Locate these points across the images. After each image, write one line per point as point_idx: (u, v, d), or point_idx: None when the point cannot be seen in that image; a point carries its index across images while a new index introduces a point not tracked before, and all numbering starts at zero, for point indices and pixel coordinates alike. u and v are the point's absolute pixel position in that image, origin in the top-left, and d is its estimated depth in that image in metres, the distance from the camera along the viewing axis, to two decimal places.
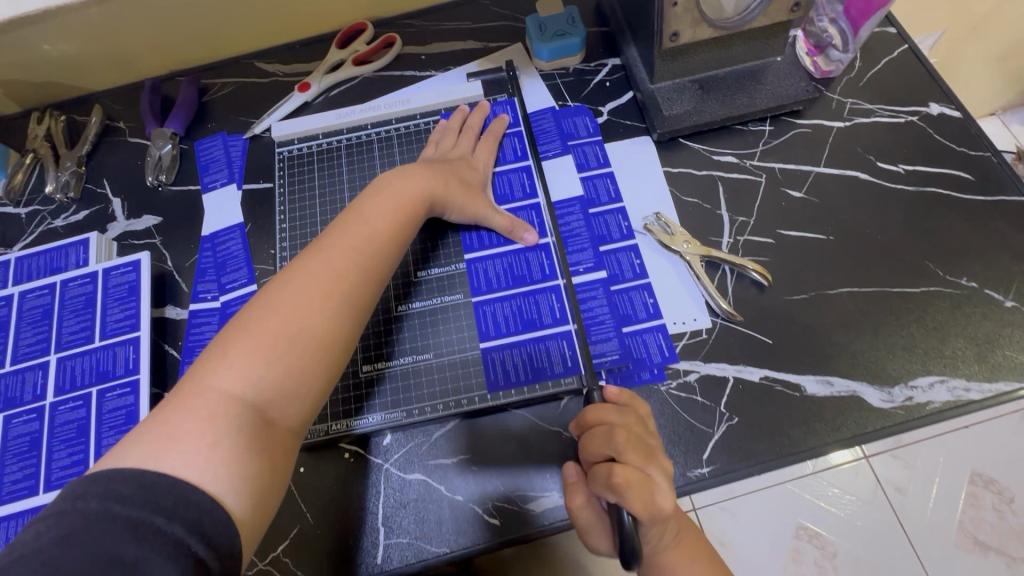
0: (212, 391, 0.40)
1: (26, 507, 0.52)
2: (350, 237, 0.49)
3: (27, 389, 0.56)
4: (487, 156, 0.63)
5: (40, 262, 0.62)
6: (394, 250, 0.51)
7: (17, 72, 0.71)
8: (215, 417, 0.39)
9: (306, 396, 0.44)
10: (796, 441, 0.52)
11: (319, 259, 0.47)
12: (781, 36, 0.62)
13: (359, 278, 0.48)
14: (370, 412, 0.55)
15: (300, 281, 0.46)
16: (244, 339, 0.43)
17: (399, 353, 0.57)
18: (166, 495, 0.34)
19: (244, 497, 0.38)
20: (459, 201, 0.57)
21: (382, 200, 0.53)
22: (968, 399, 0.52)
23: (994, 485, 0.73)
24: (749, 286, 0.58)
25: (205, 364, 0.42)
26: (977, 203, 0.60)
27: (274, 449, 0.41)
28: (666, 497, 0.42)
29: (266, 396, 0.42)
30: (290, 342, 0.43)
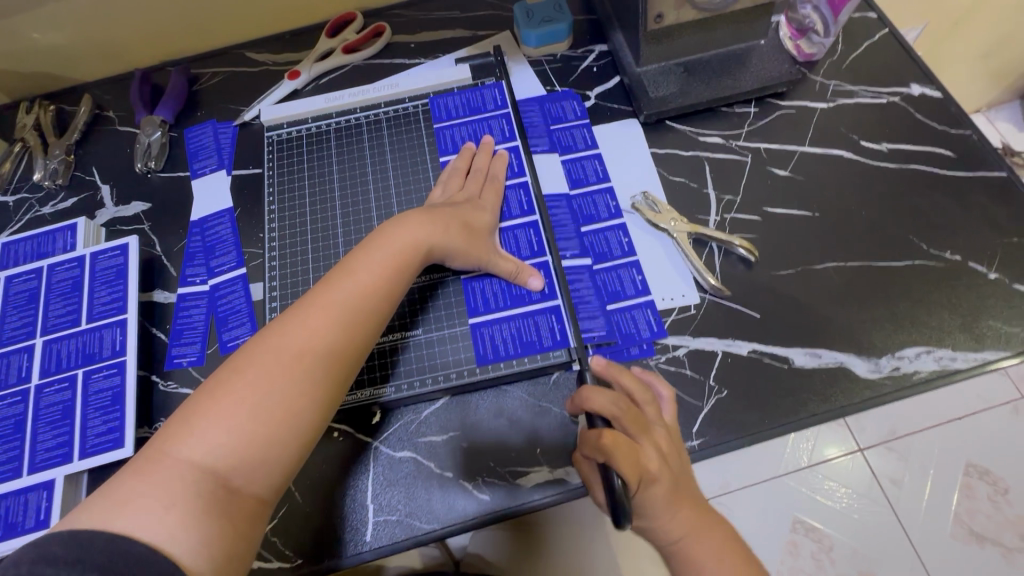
0: (174, 460, 0.39)
1: (10, 488, 0.51)
2: (332, 291, 0.47)
3: (12, 372, 0.56)
4: (495, 198, 0.59)
5: (27, 247, 0.62)
6: (382, 303, 0.48)
7: (6, 61, 0.71)
8: (172, 486, 0.38)
9: (274, 466, 0.42)
10: (783, 413, 0.52)
11: (299, 314, 0.45)
12: (763, 19, 0.64)
13: (337, 335, 0.45)
14: (394, 382, 0.54)
15: (279, 347, 0.44)
16: (212, 405, 0.41)
17: (426, 323, 0.56)
18: (100, 552, 0.34)
19: (200, 562, 0.36)
20: (461, 246, 0.54)
21: (373, 247, 0.50)
22: (954, 369, 0.52)
23: (985, 477, 1.09)
24: (736, 263, 0.58)
25: (173, 426, 0.41)
26: (959, 179, 0.61)
27: (236, 518, 0.39)
28: (653, 462, 0.45)
29: (230, 465, 0.40)
30: (259, 405, 0.41)
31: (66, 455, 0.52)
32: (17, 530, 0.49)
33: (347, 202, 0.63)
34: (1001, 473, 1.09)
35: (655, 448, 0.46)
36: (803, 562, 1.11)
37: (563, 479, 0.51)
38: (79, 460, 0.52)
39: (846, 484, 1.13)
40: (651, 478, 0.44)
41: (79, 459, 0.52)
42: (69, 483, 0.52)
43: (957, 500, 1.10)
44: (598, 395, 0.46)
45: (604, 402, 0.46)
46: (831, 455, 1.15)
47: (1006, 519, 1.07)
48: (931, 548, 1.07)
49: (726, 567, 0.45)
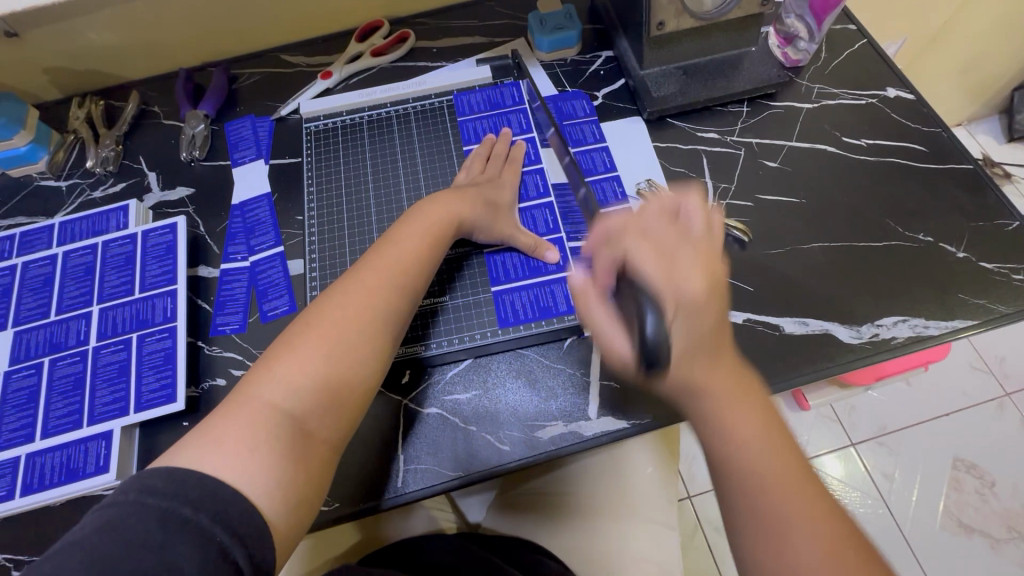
0: (257, 403, 0.46)
1: (71, 438, 0.56)
2: (384, 261, 0.55)
3: (71, 336, 0.61)
4: (513, 176, 0.66)
5: (83, 225, 0.68)
6: (424, 271, 0.56)
7: (63, 59, 0.77)
8: (256, 425, 0.45)
9: (341, 409, 0.49)
10: (776, 374, 0.58)
11: (357, 280, 0.53)
12: (753, 29, 0.71)
13: (390, 296, 0.53)
14: (434, 342, 0.60)
15: (338, 305, 0.51)
16: (288, 356, 0.48)
17: (454, 290, 0.62)
18: (194, 487, 0.39)
19: (278, 503, 0.43)
20: (487, 221, 0.61)
21: (413, 224, 0.58)
22: (927, 335, 0.58)
23: (973, 471, 1.17)
24: (732, 243, 0.65)
25: (253, 377, 0.48)
26: (930, 171, 0.67)
27: (309, 459, 0.46)
28: (694, 287, 0.43)
29: (304, 408, 0.47)
30: (327, 355, 0.49)
31: (123, 409, 0.57)
32: (79, 475, 0.54)
33: (379, 187, 0.70)
34: (984, 466, 1.17)
35: (688, 287, 0.43)
36: None
37: (576, 432, 0.56)
38: (135, 413, 0.57)
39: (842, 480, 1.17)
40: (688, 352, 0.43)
41: (135, 412, 0.57)
42: (124, 434, 0.57)
43: (946, 493, 1.15)
44: (606, 256, 0.46)
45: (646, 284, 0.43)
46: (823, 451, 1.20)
47: (994, 511, 1.13)
48: (920, 537, 1.12)
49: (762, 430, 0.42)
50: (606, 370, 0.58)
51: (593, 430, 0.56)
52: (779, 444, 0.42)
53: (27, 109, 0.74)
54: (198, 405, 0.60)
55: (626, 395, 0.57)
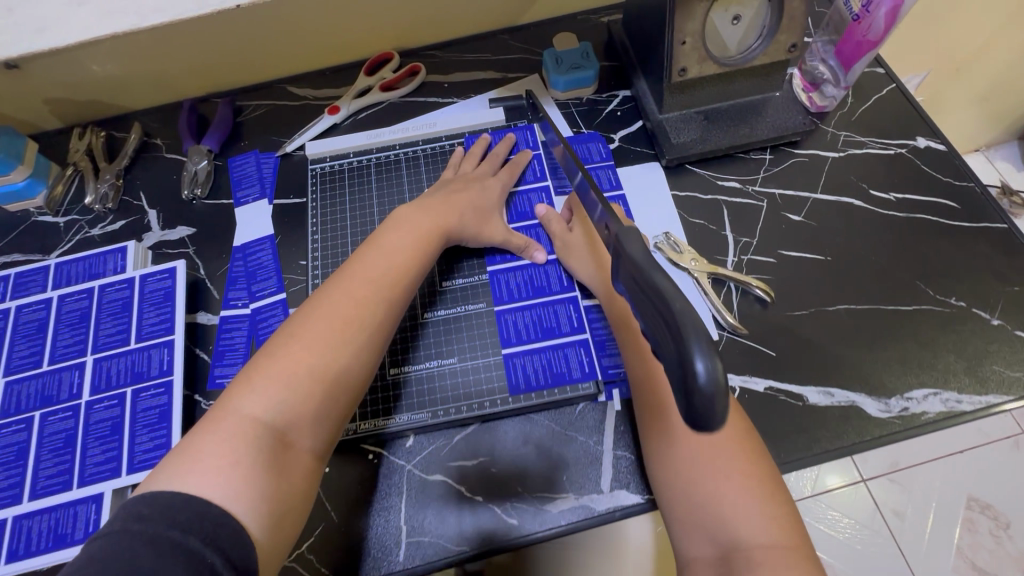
0: (237, 416, 0.45)
1: (59, 501, 0.53)
2: (367, 271, 0.54)
3: (63, 388, 0.59)
4: (509, 176, 0.67)
5: (79, 267, 0.66)
6: (411, 282, 0.55)
7: (64, 90, 0.75)
8: (236, 438, 0.44)
9: (323, 420, 0.48)
10: (801, 448, 0.55)
11: (340, 291, 0.52)
12: (780, 73, 0.68)
13: (374, 308, 0.52)
14: (396, 414, 0.57)
15: (322, 314, 0.50)
16: (268, 369, 0.47)
17: (438, 307, 0.62)
18: (181, 510, 0.38)
19: (262, 517, 0.42)
20: (472, 228, 0.62)
21: (399, 234, 0.58)
22: (960, 411, 0.55)
23: (988, 511, 1.12)
24: (753, 302, 0.62)
25: (234, 391, 0.47)
26: (963, 229, 0.64)
27: (291, 470, 0.46)
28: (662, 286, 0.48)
29: (284, 421, 0.46)
30: (307, 367, 0.47)
31: (115, 470, 0.55)
32: (67, 542, 0.52)
33: None
34: (999, 508, 1.12)
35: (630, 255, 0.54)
36: None
37: (587, 506, 0.53)
38: (127, 475, 0.54)
39: (847, 515, 1.15)
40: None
41: (127, 474, 0.54)
42: (116, 497, 0.54)
43: (958, 534, 1.11)
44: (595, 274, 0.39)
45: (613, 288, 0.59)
46: (832, 484, 1.17)
47: (1009, 555, 1.08)
48: None
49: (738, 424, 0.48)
50: (620, 439, 0.55)
51: (606, 504, 0.53)
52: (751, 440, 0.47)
53: (25, 143, 0.71)
54: None
55: (639, 466, 0.54)
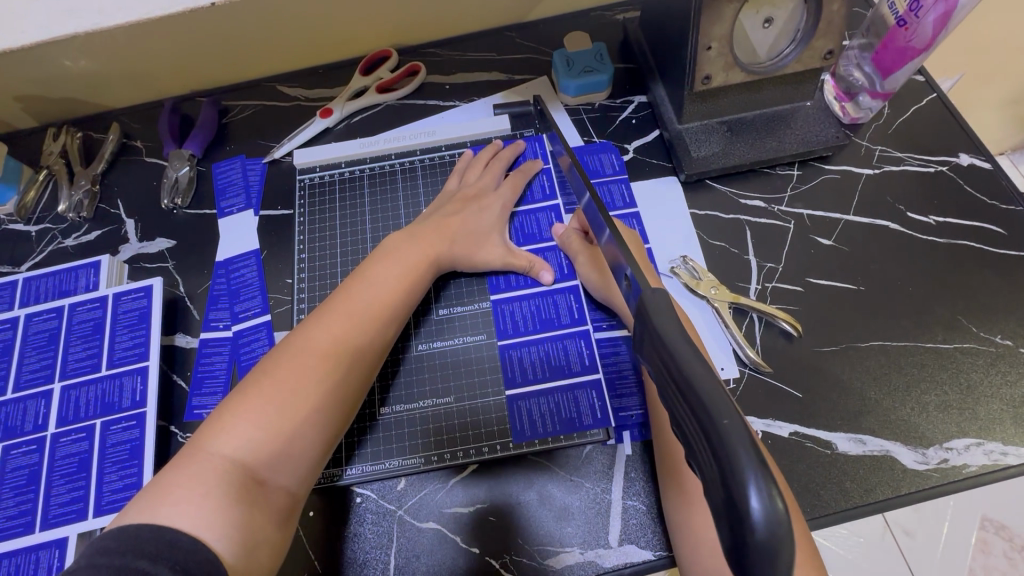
0: (208, 452, 0.40)
1: (20, 545, 0.49)
2: (355, 298, 0.50)
3: (28, 419, 0.54)
4: (512, 190, 0.62)
5: (49, 284, 0.61)
6: (399, 309, 0.52)
7: (36, 87, 0.70)
8: (207, 477, 0.39)
9: (302, 458, 0.43)
10: (829, 502, 0.50)
11: (324, 318, 0.48)
12: (813, 81, 0.62)
13: (359, 337, 0.48)
14: (358, 462, 0.53)
15: (304, 343, 0.46)
16: (243, 402, 0.42)
17: (427, 336, 0.58)
18: (149, 540, 0.34)
19: (235, 552, 0.37)
20: (466, 254, 0.58)
21: (390, 258, 0.54)
22: (1005, 465, 0.50)
23: (1003, 533, 1.03)
24: (778, 336, 0.57)
25: (207, 426, 0.42)
26: (1010, 258, 0.59)
27: (267, 509, 0.41)
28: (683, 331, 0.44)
29: (258, 459, 0.41)
30: (286, 401, 0.43)
31: (81, 512, 0.50)
32: None
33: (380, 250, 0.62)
34: (1015, 528, 1.03)
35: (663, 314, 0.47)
36: None
37: (594, 562, 0.49)
38: (94, 517, 0.50)
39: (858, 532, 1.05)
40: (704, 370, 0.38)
41: (93, 517, 0.50)
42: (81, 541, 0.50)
43: (971, 554, 1.02)
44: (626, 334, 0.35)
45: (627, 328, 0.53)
46: None
47: None
48: None
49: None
50: (630, 488, 0.51)
51: (614, 561, 0.48)
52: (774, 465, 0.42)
53: None
54: None
55: (653, 518, 0.50)
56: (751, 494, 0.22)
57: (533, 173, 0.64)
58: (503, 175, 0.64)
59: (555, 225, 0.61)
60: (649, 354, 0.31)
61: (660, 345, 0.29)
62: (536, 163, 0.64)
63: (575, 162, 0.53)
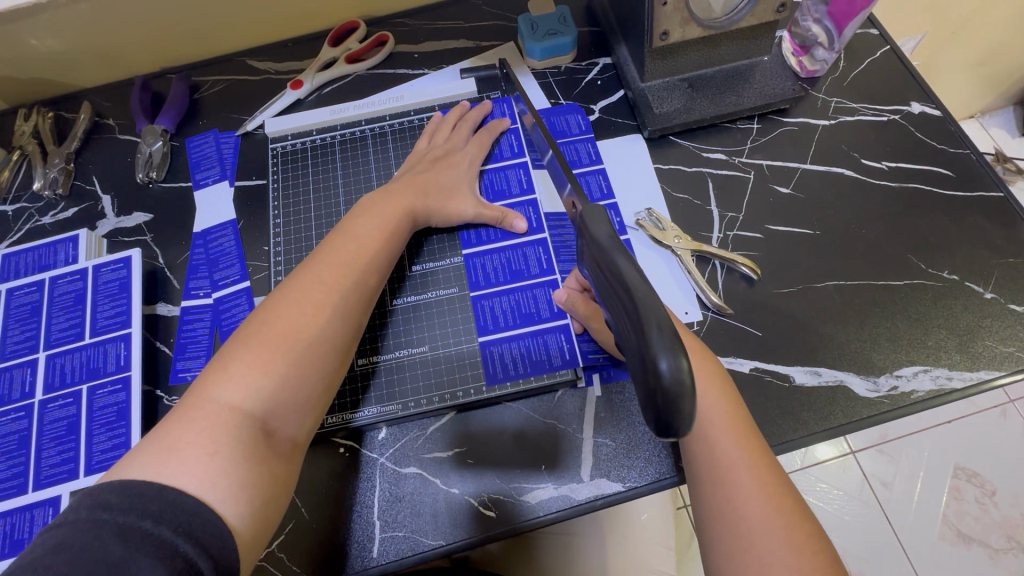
0: (212, 404, 0.41)
1: (14, 505, 0.51)
2: (340, 253, 0.51)
3: (15, 388, 0.56)
4: (479, 149, 0.64)
5: (28, 258, 0.62)
6: (383, 263, 0.53)
7: (3, 68, 0.70)
8: (214, 428, 0.40)
9: (305, 405, 0.45)
10: (786, 430, 0.53)
11: (313, 274, 0.49)
12: (768, 36, 0.64)
13: (350, 292, 0.49)
14: (349, 414, 0.55)
15: (295, 297, 0.47)
16: (243, 355, 0.44)
17: (405, 292, 0.60)
18: (153, 499, 0.36)
19: (242, 510, 0.39)
20: (441, 206, 0.59)
21: (371, 214, 0.55)
22: (951, 388, 0.53)
23: (976, 480, 1.08)
24: (739, 280, 0.59)
25: (206, 379, 0.43)
26: (957, 198, 0.62)
27: (274, 460, 0.42)
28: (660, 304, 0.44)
29: (265, 408, 0.43)
30: (285, 352, 0.44)
31: (72, 471, 0.52)
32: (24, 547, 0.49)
33: None
34: (986, 474, 1.08)
35: None
36: None
37: (567, 496, 0.51)
38: (85, 476, 0.52)
39: (836, 486, 1.10)
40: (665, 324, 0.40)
41: (85, 475, 0.52)
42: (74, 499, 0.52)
43: (945, 501, 1.07)
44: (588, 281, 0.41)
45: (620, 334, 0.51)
46: (823, 457, 1.12)
47: (993, 520, 1.04)
48: (919, 549, 1.04)
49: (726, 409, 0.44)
50: (601, 427, 0.53)
51: (587, 494, 0.51)
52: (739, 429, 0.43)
53: None
54: None
55: (623, 453, 0.52)
56: (660, 355, 0.29)
57: (499, 132, 0.66)
58: (470, 137, 0.65)
59: (519, 224, 0.60)
60: (592, 261, 0.38)
61: (593, 249, 0.38)
62: (505, 124, 0.66)
63: (538, 120, 0.55)
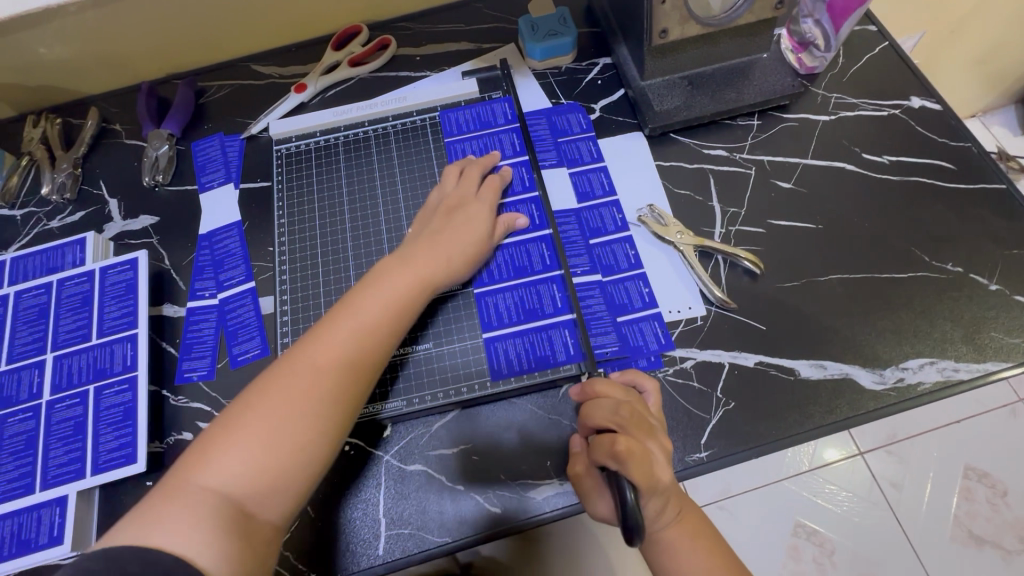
0: (194, 486, 0.41)
1: (21, 505, 0.51)
2: (339, 329, 0.48)
3: (23, 389, 0.56)
4: (493, 194, 0.60)
5: (36, 261, 0.62)
6: (386, 340, 0.50)
7: (14, 76, 0.71)
8: (193, 512, 0.40)
9: (290, 492, 0.43)
10: (792, 424, 0.53)
11: (307, 355, 0.47)
12: (766, 33, 0.64)
13: (346, 373, 0.47)
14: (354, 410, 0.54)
15: (286, 381, 0.45)
16: (229, 436, 0.43)
17: (428, 336, 0.57)
18: None
19: None
20: (459, 265, 0.56)
21: (376, 283, 0.52)
22: (958, 380, 0.53)
23: (987, 479, 1.06)
24: (742, 275, 0.59)
25: (196, 457, 0.43)
26: (959, 190, 0.62)
27: (256, 544, 0.41)
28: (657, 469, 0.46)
29: (245, 495, 0.42)
30: (270, 438, 0.43)
31: (78, 471, 0.52)
32: (30, 547, 0.49)
33: (357, 213, 0.64)
34: (997, 474, 1.07)
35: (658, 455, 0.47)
36: (806, 569, 1.04)
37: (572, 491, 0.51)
38: (91, 476, 0.52)
39: (846, 487, 1.08)
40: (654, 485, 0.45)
41: (92, 475, 0.52)
42: (80, 499, 0.52)
43: (956, 501, 1.05)
44: (600, 409, 0.47)
45: (604, 414, 0.47)
46: (831, 457, 1.11)
47: (1006, 521, 1.03)
48: (932, 550, 1.02)
49: (704, 557, 0.48)
50: None
51: None
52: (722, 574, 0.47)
53: None
54: (162, 462, 0.55)
55: None
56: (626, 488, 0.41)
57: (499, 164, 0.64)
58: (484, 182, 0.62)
59: (517, 219, 0.60)
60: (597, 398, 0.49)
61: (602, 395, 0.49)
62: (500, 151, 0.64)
63: None
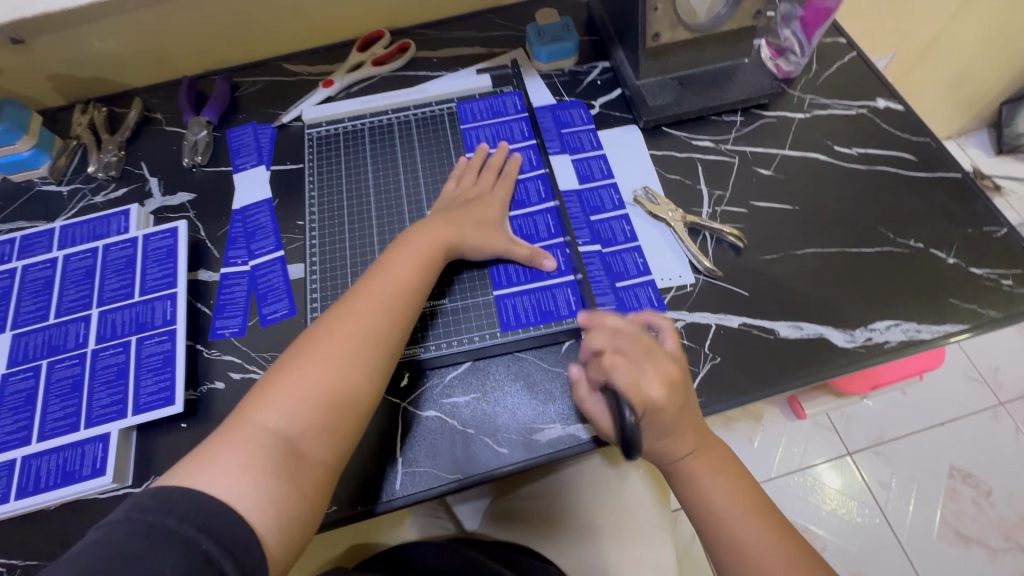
0: (251, 424, 0.46)
1: (66, 441, 0.56)
2: (373, 286, 0.54)
3: (70, 338, 0.61)
4: (506, 192, 0.67)
5: (84, 229, 0.68)
6: (415, 296, 0.56)
7: (69, 68, 0.79)
8: (250, 447, 0.45)
9: (335, 429, 0.48)
10: (771, 376, 0.58)
11: (347, 306, 0.53)
12: (747, 40, 0.73)
13: (380, 321, 0.52)
14: None
15: (329, 328, 0.51)
16: (281, 379, 0.48)
17: (451, 293, 0.63)
18: None
19: (269, 523, 0.43)
20: (477, 239, 0.61)
21: (405, 248, 0.58)
22: (921, 339, 0.59)
23: (970, 480, 1.12)
24: (726, 249, 0.66)
25: (249, 402, 0.47)
26: (920, 178, 0.69)
27: (303, 481, 0.45)
28: (660, 392, 0.50)
29: (295, 431, 0.46)
30: (317, 379, 0.48)
31: (120, 411, 0.57)
32: (75, 477, 0.54)
33: (380, 189, 0.71)
34: (981, 475, 1.12)
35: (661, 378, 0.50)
36: None
37: (574, 435, 0.56)
38: (132, 415, 0.57)
39: (838, 489, 1.13)
40: (657, 405, 0.50)
41: (133, 415, 0.57)
42: (121, 436, 0.56)
43: (943, 502, 1.10)
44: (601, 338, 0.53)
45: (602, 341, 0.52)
46: (823, 459, 1.16)
47: (991, 521, 1.08)
48: (919, 548, 1.06)
49: (724, 481, 0.52)
50: None
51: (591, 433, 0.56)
52: (742, 497, 0.51)
53: (30, 114, 0.75)
54: (196, 407, 0.60)
55: None
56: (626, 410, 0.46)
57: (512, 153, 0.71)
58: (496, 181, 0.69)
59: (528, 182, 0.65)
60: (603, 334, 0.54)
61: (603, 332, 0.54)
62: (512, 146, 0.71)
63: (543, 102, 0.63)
